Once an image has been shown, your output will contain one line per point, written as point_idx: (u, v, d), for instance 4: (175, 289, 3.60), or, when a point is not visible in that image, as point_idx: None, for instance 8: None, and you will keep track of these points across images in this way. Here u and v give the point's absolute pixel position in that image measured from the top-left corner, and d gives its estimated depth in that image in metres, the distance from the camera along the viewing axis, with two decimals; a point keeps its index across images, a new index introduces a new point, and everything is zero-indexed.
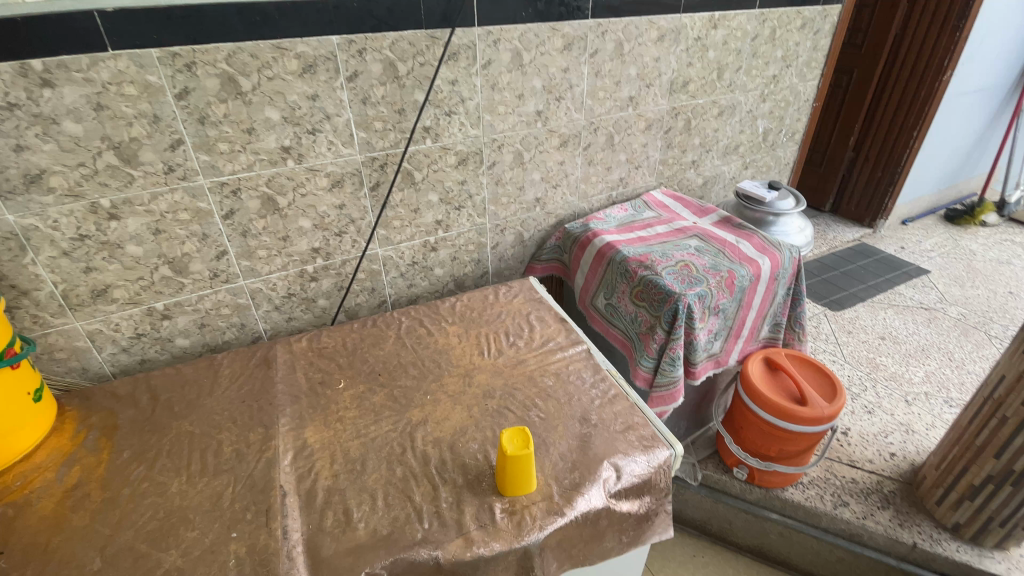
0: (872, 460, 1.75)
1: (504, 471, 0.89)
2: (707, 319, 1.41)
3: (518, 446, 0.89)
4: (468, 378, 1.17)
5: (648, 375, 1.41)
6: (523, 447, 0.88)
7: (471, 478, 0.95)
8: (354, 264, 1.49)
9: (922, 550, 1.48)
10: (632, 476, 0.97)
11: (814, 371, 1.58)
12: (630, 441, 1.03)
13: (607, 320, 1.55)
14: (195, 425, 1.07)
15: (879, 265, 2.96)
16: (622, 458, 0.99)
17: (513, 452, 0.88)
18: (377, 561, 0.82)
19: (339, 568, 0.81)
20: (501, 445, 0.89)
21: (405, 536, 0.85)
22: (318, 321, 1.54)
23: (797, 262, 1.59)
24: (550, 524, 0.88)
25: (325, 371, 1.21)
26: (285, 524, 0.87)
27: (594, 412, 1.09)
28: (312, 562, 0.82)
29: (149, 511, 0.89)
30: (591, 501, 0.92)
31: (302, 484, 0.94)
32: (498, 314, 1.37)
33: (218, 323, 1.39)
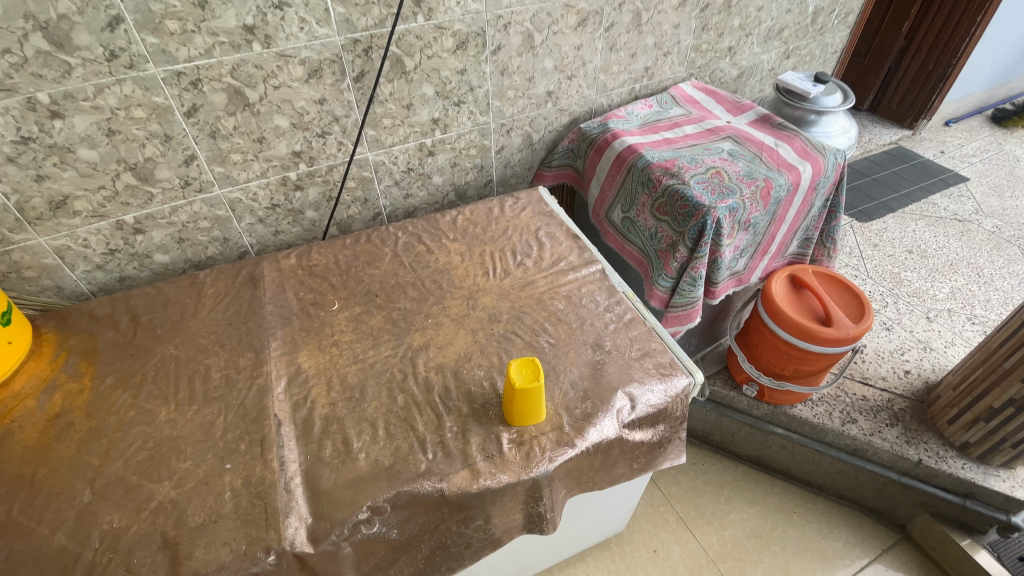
0: (886, 377, 1.72)
1: (511, 402, 0.82)
2: (736, 235, 1.27)
3: (529, 379, 0.81)
4: (472, 301, 1.07)
5: (664, 296, 1.30)
6: (536, 380, 0.80)
7: (476, 408, 0.88)
8: (343, 170, 1.33)
9: (926, 466, 1.48)
10: (647, 406, 0.90)
11: (842, 290, 1.48)
12: (647, 367, 0.95)
13: (623, 235, 1.42)
14: (180, 348, 1.01)
15: (915, 171, 2.73)
16: (637, 387, 0.92)
17: (525, 385, 0.79)
18: (378, 494, 0.77)
19: (342, 500, 0.77)
20: (511, 377, 0.80)
21: (411, 469, 0.80)
22: (309, 235, 1.41)
23: (842, 168, 1.41)
24: (560, 455, 0.83)
25: (317, 291, 1.12)
26: (281, 455, 0.82)
27: (610, 336, 1.00)
28: (312, 494, 0.78)
29: (137, 441, 0.84)
30: (604, 432, 0.86)
31: (298, 412, 0.89)
32: (504, 230, 1.24)
33: (199, 238, 1.27)
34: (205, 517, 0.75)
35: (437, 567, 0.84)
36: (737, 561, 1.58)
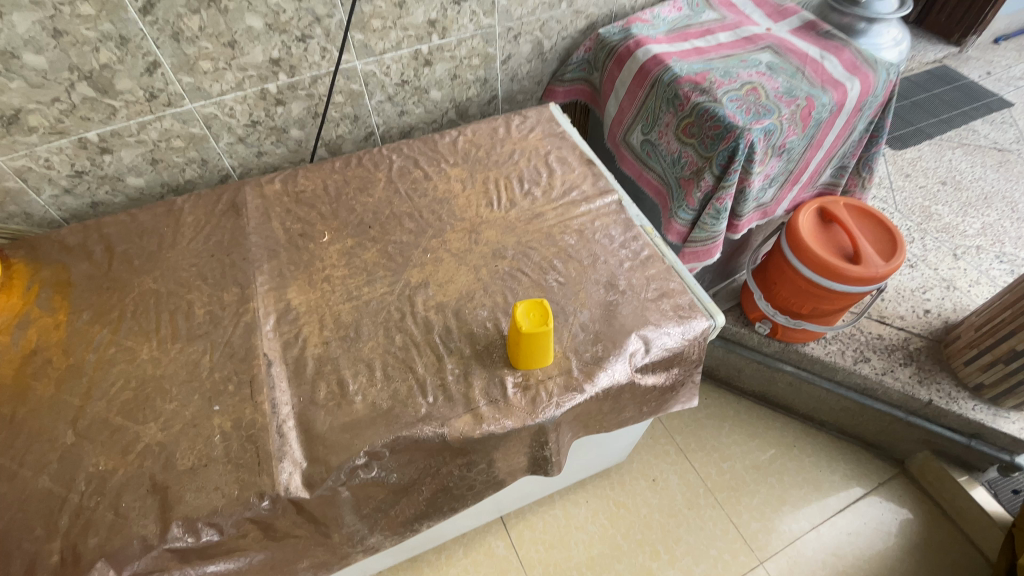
0: (904, 316, 1.65)
1: (516, 346, 0.76)
2: (768, 161, 1.15)
3: (538, 323, 0.73)
4: (474, 235, 0.98)
5: (683, 229, 1.21)
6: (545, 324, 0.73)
7: (479, 349, 0.81)
8: (328, 82, 1.18)
9: (935, 407, 1.46)
10: (662, 350, 0.83)
11: (874, 225, 1.38)
12: (665, 308, 0.87)
13: (641, 160, 1.29)
14: (159, 282, 0.93)
15: (958, 93, 2.49)
16: (652, 330, 0.84)
17: (533, 330, 0.72)
18: (376, 439, 0.72)
19: (337, 444, 0.72)
20: (517, 320, 0.73)
21: (410, 414, 0.75)
22: (295, 157, 1.29)
23: (893, 86, 1.24)
24: (567, 401, 0.77)
25: (305, 221, 1.02)
26: (273, 397, 0.77)
27: (627, 274, 0.91)
28: (306, 438, 0.73)
29: (120, 380, 0.80)
30: (614, 376, 0.80)
31: (289, 351, 0.83)
32: (510, 154, 1.12)
33: (174, 159, 1.16)
34: (194, 460, 0.71)
35: (439, 509, 0.82)
36: (734, 490, 1.62)
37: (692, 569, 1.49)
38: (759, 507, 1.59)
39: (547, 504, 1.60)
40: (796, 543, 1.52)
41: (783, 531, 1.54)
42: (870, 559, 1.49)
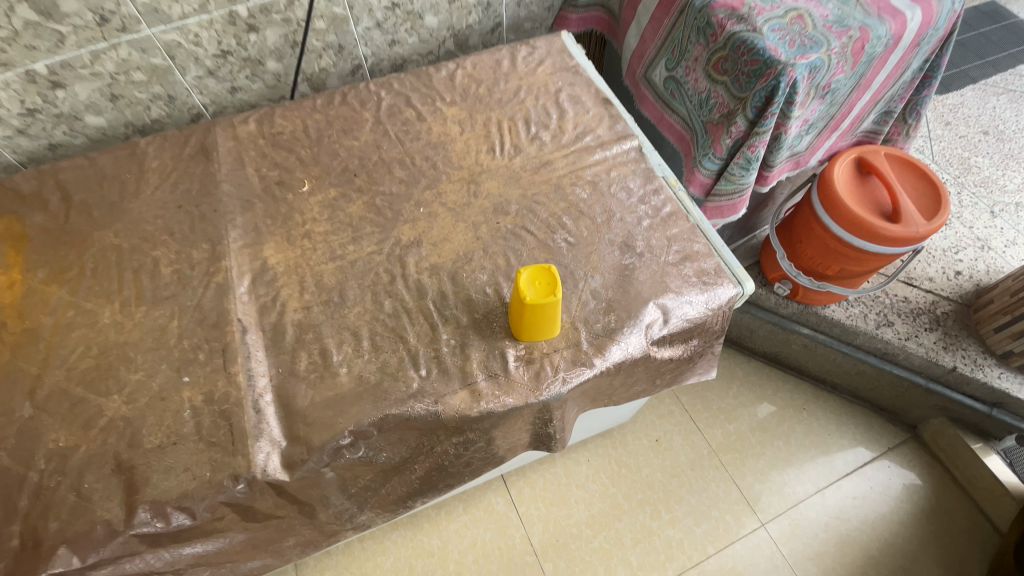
0: (933, 278, 1.55)
1: (518, 317, 0.67)
2: (809, 104, 1.01)
3: (544, 293, 0.64)
4: (473, 186, 0.86)
5: (706, 180, 1.09)
6: (553, 294, 0.63)
7: (478, 318, 0.73)
8: (307, 4, 1.02)
9: (958, 374, 1.40)
10: (682, 321, 0.74)
11: (916, 179, 1.24)
12: (687, 273, 0.77)
13: (663, 101, 1.14)
14: (122, 237, 0.83)
15: (1010, 31, 2.24)
16: (672, 298, 0.74)
17: (539, 301, 0.63)
18: (362, 418, 0.65)
19: (319, 422, 0.65)
20: (520, 290, 0.64)
21: (400, 390, 0.67)
22: (274, 94, 1.15)
23: (958, 16, 1.07)
24: (575, 376, 0.69)
25: (284, 168, 0.91)
26: (248, 368, 0.69)
27: (646, 234, 0.80)
28: (285, 414, 0.66)
29: (80, 347, 0.72)
30: (628, 349, 0.71)
31: (266, 317, 0.74)
32: (515, 91, 0.98)
33: (137, 95, 1.03)
34: (162, 438, 0.64)
35: (433, 486, 0.76)
36: (739, 451, 1.59)
37: (692, 529, 1.49)
38: (764, 469, 1.56)
39: (548, 462, 1.58)
40: (799, 505, 1.51)
41: (787, 493, 1.52)
42: (873, 522, 1.48)
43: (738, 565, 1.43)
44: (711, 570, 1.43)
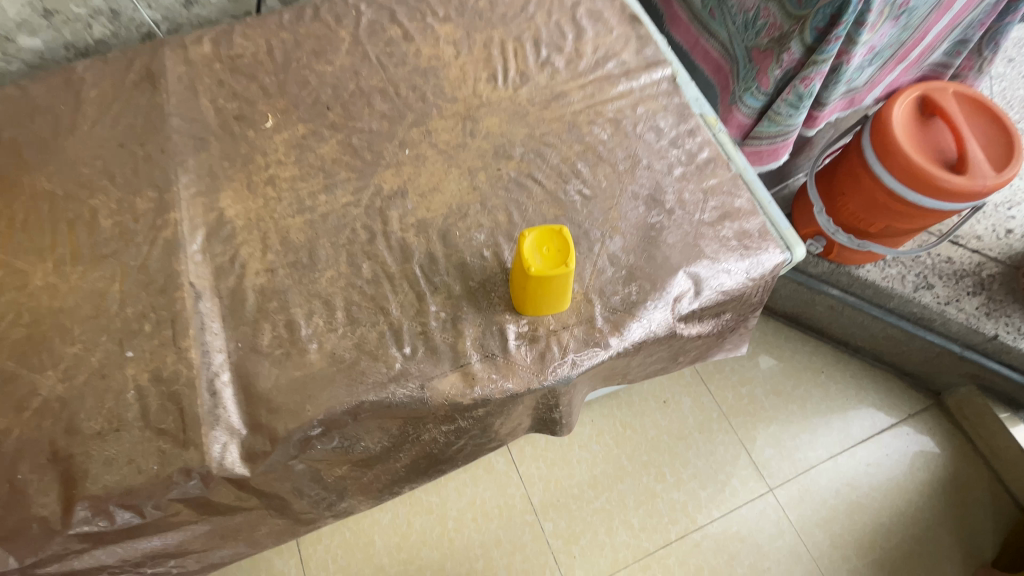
0: (981, 236, 1.40)
1: (521, 289, 0.55)
2: (880, 27, 0.83)
3: (554, 263, 0.52)
4: (469, 123, 0.72)
5: (746, 120, 0.93)
6: (565, 265, 0.51)
7: (473, 286, 0.61)
8: None
9: (999, 343, 1.28)
10: (716, 293, 0.62)
11: (988, 122, 1.07)
12: (726, 235, 0.64)
13: (700, 23, 0.96)
14: (56, 182, 0.70)
15: None
16: (706, 265, 0.62)
17: (547, 272, 0.51)
18: (333, 404, 0.55)
19: (284, 408, 0.55)
20: (524, 259, 0.51)
21: (378, 373, 0.56)
22: (238, 9, 0.96)
23: None
24: (588, 358, 0.58)
25: (244, 99, 0.76)
26: (201, 343, 0.59)
27: (677, 186, 0.67)
28: (245, 399, 0.56)
29: (8, 315, 0.61)
30: (651, 327, 0.59)
31: (223, 281, 0.63)
32: (523, 5, 0.80)
33: (73, 10, 0.84)
34: (103, 424, 0.55)
35: (422, 474, 0.67)
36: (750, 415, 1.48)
37: (698, 492, 1.39)
38: (775, 434, 1.47)
39: None
40: (810, 472, 1.42)
41: (798, 459, 1.44)
42: (885, 491, 1.41)
43: (743, 529, 1.36)
44: (716, 533, 1.34)
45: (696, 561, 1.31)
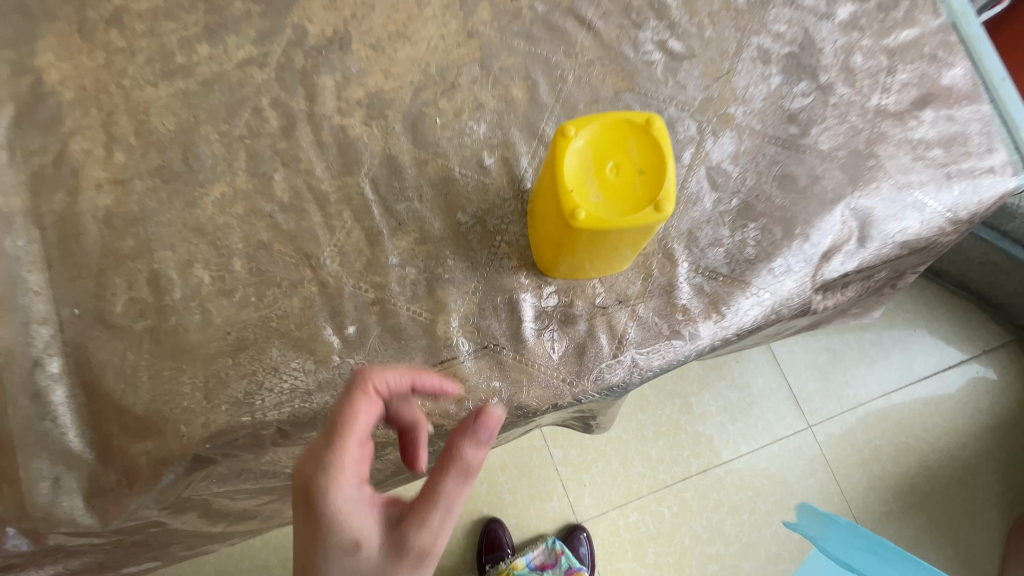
0: None
1: (551, 240, 0.29)
2: None
3: (626, 200, 0.25)
4: None
5: None
6: (652, 206, 0.25)
7: (465, 219, 0.35)
8: None
9: None
10: (890, 245, 0.35)
11: None
12: (919, 142, 0.36)
13: None
14: None
15: None
16: (877, 197, 0.34)
17: (612, 220, 0.25)
18: (219, 426, 0.32)
19: (144, 427, 0.32)
20: (565, 192, 0.25)
21: (298, 376, 0.33)
22: None
23: None
24: (658, 355, 0.33)
25: None
26: (9, 308, 0.35)
27: (841, 44, 0.37)
28: (86, 408, 0.34)
29: None
30: (772, 303, 0.33)
31: (41, 199, 0.37)
32: None
33: None
34: None
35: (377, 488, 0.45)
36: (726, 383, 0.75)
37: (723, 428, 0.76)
38: (812, 355, 0.79)
39: None
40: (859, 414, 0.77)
41: (845, 394, 0.77)
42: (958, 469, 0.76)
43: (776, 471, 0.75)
44: (738, 472, 0.74)
45: (715, 501, 0.73)
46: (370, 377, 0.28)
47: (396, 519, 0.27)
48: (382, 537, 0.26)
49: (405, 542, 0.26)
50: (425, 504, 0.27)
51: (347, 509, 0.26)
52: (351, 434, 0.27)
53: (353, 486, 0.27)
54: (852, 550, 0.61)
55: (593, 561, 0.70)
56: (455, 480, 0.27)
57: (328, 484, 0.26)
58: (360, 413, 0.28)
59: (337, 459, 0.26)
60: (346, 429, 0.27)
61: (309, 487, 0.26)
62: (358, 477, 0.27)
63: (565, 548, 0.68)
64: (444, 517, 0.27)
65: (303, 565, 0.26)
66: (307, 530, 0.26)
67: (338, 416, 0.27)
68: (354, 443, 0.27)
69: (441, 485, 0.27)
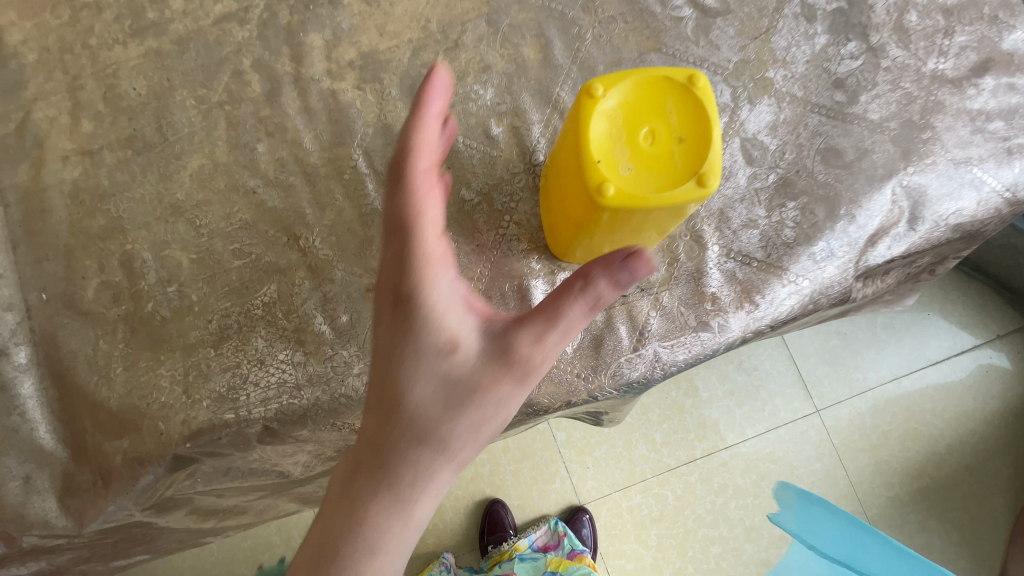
0: None
1: (568, 221, 0.26)
2: None
3: (663, 173, 0.22)
4: None
5: None
6: (695, 179, 0.22)
7: (469, 196, 0.31)
8: None
9: None
10: (942, 229, 0.31)
11: None
12: (979, 113, 0.32)
13: None
14: None
15: None
16: (931, 174, 0.31)
17: (648, 195, 0.22)
18: (200, 423, 0.29)
19: (119, 424, 0.30)
20: (591, 162, 0.22)
21: (287, 369, 0.30)
22: None
23: None
24: (682, 348, 0.30)
25: None
26: None
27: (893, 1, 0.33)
28: (56, 402, 0.31)
29: None
30: (810, 291, 0.30)
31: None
32: None
33: None
34: None
35: None
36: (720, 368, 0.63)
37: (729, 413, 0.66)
38: (818, 333, 0.67)
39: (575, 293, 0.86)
40: (871, 401, 0.66)
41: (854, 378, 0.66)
42: (974, 466, 0.65)
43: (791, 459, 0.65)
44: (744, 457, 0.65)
45: (721, 485, 0.64)
46: (431, 110, 0.20)
47: (492, 325, 0.22)
48: (479, 339, 0.22)
49: (512, 342, 0.22)
50: (540, 314, 0.22)
51: (440, 302, 0.21)
52: (431, 202, 0.21)
53: (443, 276, 0.21)
54: (839, 540, 0.60)
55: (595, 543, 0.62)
56: (580, 303, 0.21)
57: (415, 271, 0.21)
58: (434, 172, 0.21)
59: (420, 235, 0.20)
60: (423, 196, 0.20)
61: (391, 277, 0.21)
62: (445, 262, 0.21)
63: (567, 529, 0.61)
64: (550, 318, 0.22)
65: (386, 370, 0.22)
66: (393, 330, 0.22)
67: (407, 175, 0.20)
68: (433, 214, 0.21)
69: (563, 304, 0.22)
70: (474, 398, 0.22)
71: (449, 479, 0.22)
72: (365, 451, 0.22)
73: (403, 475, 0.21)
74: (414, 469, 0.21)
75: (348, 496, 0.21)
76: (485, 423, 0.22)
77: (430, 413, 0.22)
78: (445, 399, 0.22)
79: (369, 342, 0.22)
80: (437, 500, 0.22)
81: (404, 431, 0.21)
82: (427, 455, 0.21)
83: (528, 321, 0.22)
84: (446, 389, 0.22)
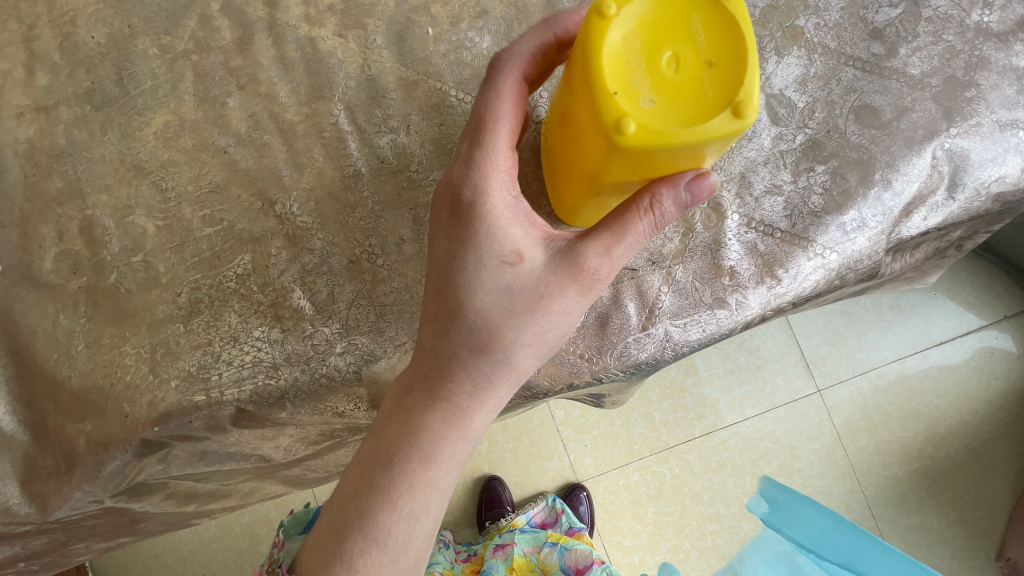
0: None
1: (578, 172, 0.23)
2: None
3: (690, 104, 0.19)
4: None
5: None
6: (730, 109, 0.19)
7: None
8: None
9: None
10: (985, 199, 0.28)
11: None
12: None
13: None
14: None
15: None
16: (978, 138, 0.27)
17: (675, 131, 0.19)
18: (167, 404, 0.27)
19: (81, 405, 0.27)
20: (605, 94, 0.19)
21: (263, 347, 0.28)
22: None
23: None
24: (695, 328, 0.27)
25: None
26: None
27: None
28: (12, 382, 0.28)
29: None
30: (836, 265, 0.27)
31: None
32: None
33: None
34: None
35: None
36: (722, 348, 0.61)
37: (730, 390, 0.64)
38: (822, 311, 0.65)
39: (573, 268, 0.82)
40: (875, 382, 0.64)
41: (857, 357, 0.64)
42: (977, 449, 0.63)
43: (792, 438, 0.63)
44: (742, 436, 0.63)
45: (719, 464, 0.63)
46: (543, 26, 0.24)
47: (557, 240, 0.24)
48: (544, 250, 0.24)
49: (575, 253, 0.23)
50: (605, 223, 0.23)
51: (504, 212, 0.23)
52: (504, 124, 0.23)
53: (508, 189, 0.23)
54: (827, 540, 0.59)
55: (592, 520, 0.61)
56: (643, 215, 0.22)
57: (483, 181, 0.23)
58: (516, 82, 0.23)
59: (493, 150, 0.23)
60: (496, 117, 0.23)
61: (458, 188, 0.23)
62: (512, 179, 0.24)
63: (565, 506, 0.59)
64: (617, 234, 0.23)
65: (449, 278, 0.24)
66: (452, 238, 0.24)
67: (485, 100, 0.23)
68: (505, 135, 0.23)
69: (625, 218, 0.22)
70: (540, 303, 0.24)
71: (511, 372, 0.25)
72: (427, 359, 0.25)
73: (463, 380, 0.24)
74: (478, 361, 0.24)
75: (422, 381, 0.24)
76: (547, 325, 0.24)
77: (491, 316, 0.24)
78: (506, 305, 0.24)
79: (432, 252, 0.25)
80: (493, 406, 0.25)
81: (473, 328, 0.24)
82: (493, 350, 0.24)
83: (595, 234, 0.23)
84: (512, 294, 0.24)
